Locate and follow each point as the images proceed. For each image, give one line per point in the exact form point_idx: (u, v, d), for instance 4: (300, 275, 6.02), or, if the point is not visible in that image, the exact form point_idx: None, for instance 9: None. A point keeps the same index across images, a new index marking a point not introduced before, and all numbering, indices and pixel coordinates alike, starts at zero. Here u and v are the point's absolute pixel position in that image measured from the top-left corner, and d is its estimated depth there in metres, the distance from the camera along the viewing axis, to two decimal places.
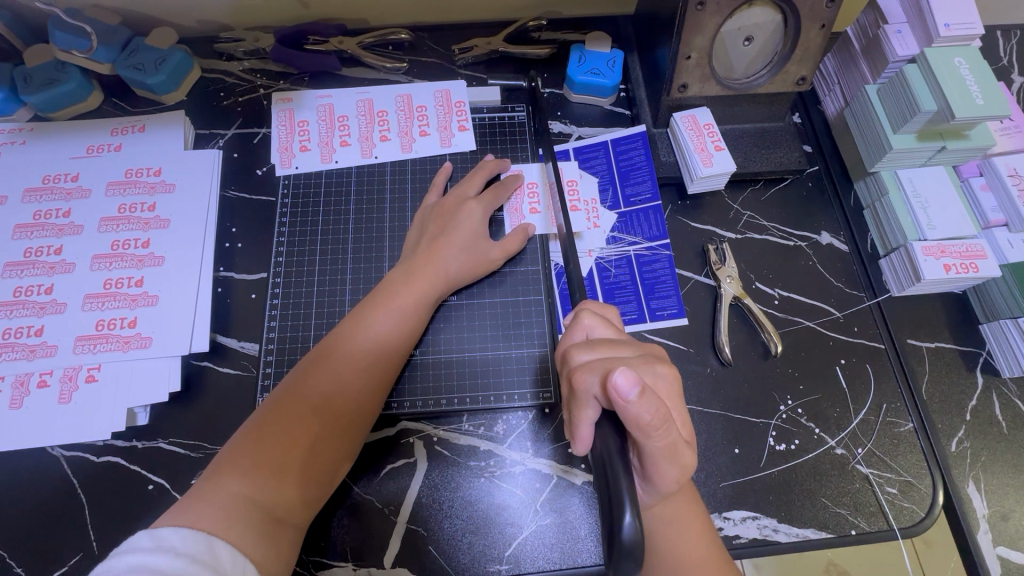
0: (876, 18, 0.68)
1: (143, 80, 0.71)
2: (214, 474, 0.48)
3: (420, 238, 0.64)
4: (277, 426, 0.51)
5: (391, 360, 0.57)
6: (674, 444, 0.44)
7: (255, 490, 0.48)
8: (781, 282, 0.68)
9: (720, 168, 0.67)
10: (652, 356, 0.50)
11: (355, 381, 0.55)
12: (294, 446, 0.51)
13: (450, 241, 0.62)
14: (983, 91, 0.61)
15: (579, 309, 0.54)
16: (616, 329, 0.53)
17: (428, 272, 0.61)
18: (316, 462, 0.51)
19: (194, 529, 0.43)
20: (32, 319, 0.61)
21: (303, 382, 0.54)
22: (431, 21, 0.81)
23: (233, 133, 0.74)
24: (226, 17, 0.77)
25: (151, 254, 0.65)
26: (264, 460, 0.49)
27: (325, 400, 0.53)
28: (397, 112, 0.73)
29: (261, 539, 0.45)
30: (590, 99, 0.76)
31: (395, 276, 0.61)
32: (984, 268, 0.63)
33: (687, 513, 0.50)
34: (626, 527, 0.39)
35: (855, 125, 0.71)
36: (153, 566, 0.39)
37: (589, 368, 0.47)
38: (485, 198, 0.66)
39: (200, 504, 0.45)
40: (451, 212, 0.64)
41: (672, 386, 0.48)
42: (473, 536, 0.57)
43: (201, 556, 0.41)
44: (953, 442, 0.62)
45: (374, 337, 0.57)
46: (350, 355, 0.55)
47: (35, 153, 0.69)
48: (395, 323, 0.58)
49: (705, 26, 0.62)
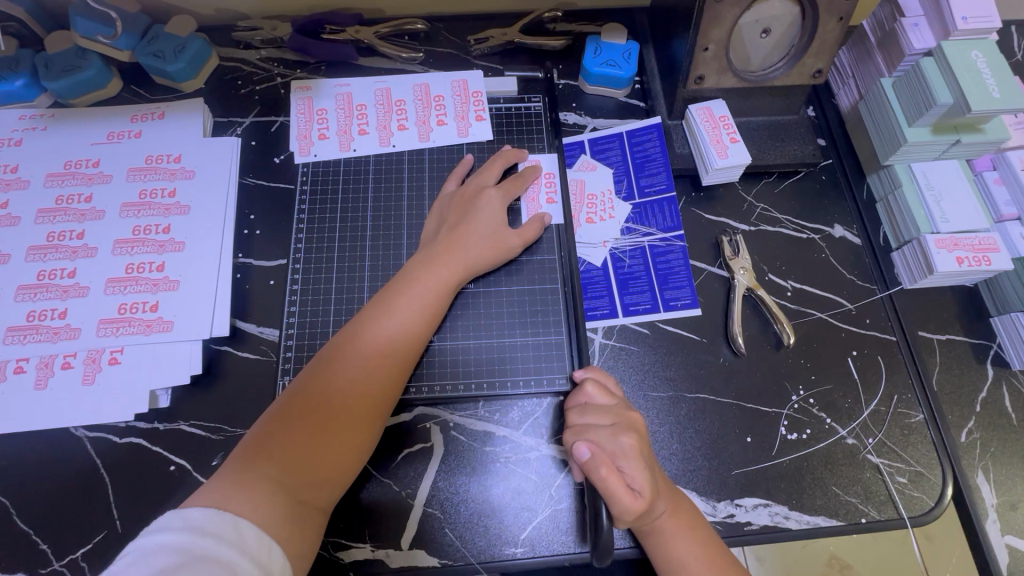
0: (892, 11, 0.68)
1: (162, 68, 0.72)
2: (244, 455, 0.50)
3: (440, 226, 0.65)
4: (303, 414, 0.52)
5: (412, 347, 0.58)
6: (614, 496, 0.50)
7: (280, 471, 0.49)
8: (794, 274, 0.68)
9: (735, 160, 0.67)
10: (624, 426, 0.55)
11: (378, 368, 0.56)
12: (320, 433, 0.52)
13: (470, 229, 0.63)
14: (1000, 84, 0.61)
15: (583, 375, 0.59)
16: (614, 396, 0.58)
17: (447, 260, 0.61)
18: (341, 448, 0.52)
19: (221, 510, 0.45)
20: (56, 303, 0.62)
21: (327, 369, 0.55)
22: (447, 11, 0.81)
23: (251, 121, 0.75)
24: (244, 6, 0.77)
25: (172, 240, 0.66)
26: (292, 447, 0.51)
27: (349, 387, 0.54)
28: (415, 102, 0.74)
29: (283, 521, 0.47)
30: (604, 91, 0.76)
31: (413, 264, 0.62)
32: (997, 261, 0.64)
33: (681, 530, 0.53)
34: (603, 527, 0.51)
35: (869, 118, 0.71)
36: (180, 545, 0.41)
37: (572, 431, 0.55)
38: (504, 188, 0.66)
39: (228, 487, 0.47)
40: (471, 200, 0.65)
41: (635, 455, 0.52)
42: (488, 519, 0.58)
43: (226, 535, 0.43)
44: (963, 433, 0.62)
45: (396, 324, 0.57)
46: (373, 343, 0.56)
47: (57, 139, 0.70)
48: (416, 310, 0.59)
49: (723, 18, 0.62)
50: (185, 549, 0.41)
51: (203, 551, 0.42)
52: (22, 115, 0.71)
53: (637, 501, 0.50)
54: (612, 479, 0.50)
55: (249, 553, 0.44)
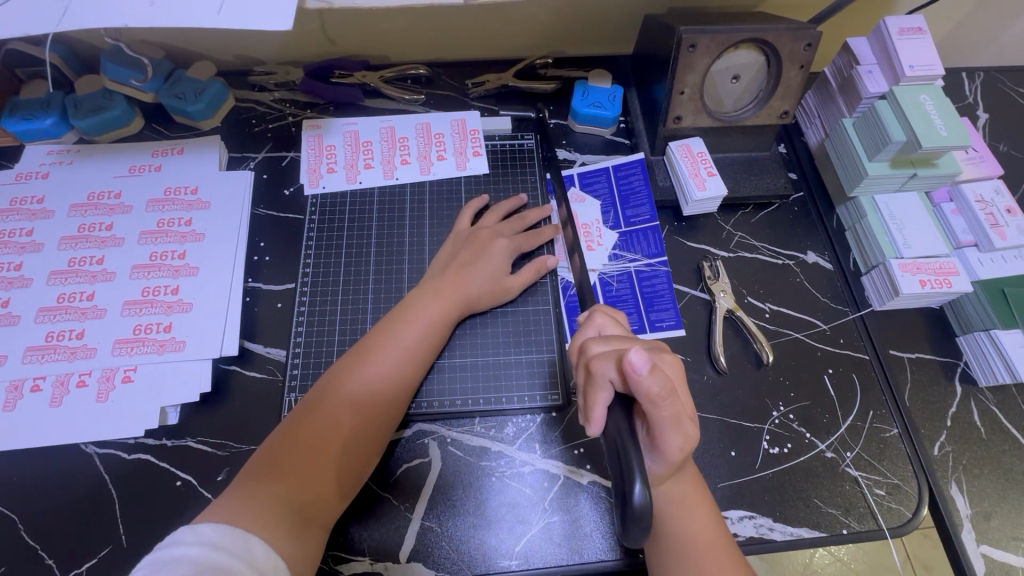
0: (849, 59, 0.74)
1: (183, 108, 0.77)
2: (253, 472, 0.53)
3: (448, 263, 0.69)
4: (309, 432, 0.55)
5: (414, 372, 0.61)
6: (679, 415, 0.49)
7: (288, 491, 0.51)
8: (771, 297, 0.73)
9: (712, 192, 0.73)
10: (659, 347, 0.56)
11: (381, 390, 0.59)
12: (327, 451, 0.55)
13: (476, 270, 0.68)
14: (946, 124, 0.67)
15: (592, 310, 0.61)
16: (624, 329, 0.60)
17: (449, 292, 0.66)
18: (346, 465, 0.55)
19: (231, 527, 0.47)
20: (74, 324, 0.66)
21: (333, 390, 0.58)
22: (447, 58, 0.89)
23: (263, 156, 0.80)
24: (261, 53, 0.84)
25: (187, 265, 0.70)
26: (299, 464, 0.53)
27: (354, 406, 0.57)
28: (417, 139, 0.80)
29: (290, 538, 0.49)
30: (592, 130, 0.83)
31: (418, 293, 0.66)
32: (957, 284, 0.69)
33: (693, 492, 0.54)
34: (637, 494, 0.43)
35: (834, 154, 0.77)
36: (195, 557, 0.43)
37: (605, 357, 0.52)
38: (516, 240, 0.71)
39: (237, 504, 0.49)
40: (482, 245, 0.70)
41: (677, 374, 0.54)
42: (483, 532, 0.60)
43: (239, 551, 0.45)
44: (935, 447, 0.66)
45: (400, 349, 0.61)
46: (379, 366, 0.59)
47: (83, 172, 0.75)
48: (419, 337, 0.62)
49: (696, 66, 0.69)
50: (199, 561, 0.43)
51: (214, 564, 0.43)
52: (50, 151, 0.76)
53: (692, 426, 0.51)
54: (675, 400, 0.48)
55: (260, 571, 0.46)
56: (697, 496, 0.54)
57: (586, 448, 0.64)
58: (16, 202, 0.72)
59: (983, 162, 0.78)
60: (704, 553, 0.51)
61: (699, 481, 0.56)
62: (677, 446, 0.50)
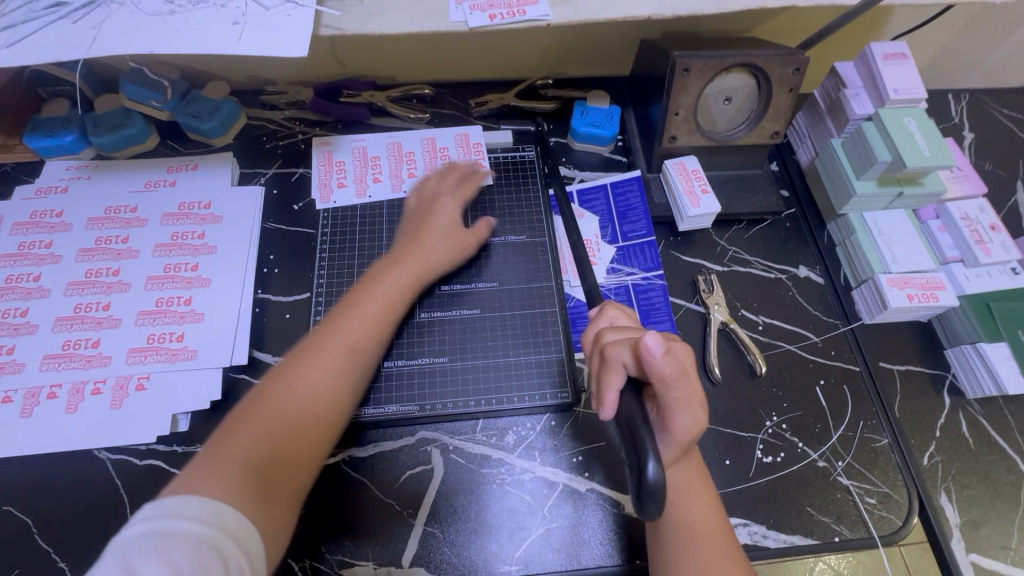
0: (837, 82, 0.77)
1: (197, 126, 0.81)
2: (222, 435, 0.51)
3: (403, 232, 0.72)
4: (287, 397, 0.55)
5: (378, 336, 0.63)
6: (690, 397, 0.51)
7: (255, 450, 0.50)
8: (764, 310, 0.75)
9: (706, 209, 0.76)
10: (671, 336, 0.58)
11: (347, 353, 0.60)
12: (293, 410, 0.54)
13: (431, 231, 0.71)
14: (930, 145, 0.70)
15: (604, 303, 0.63)
16: (635, 321, 0.62)
17: (410, 258, 0.68)
18: (310, 426, 0.55)
19: (196, 495, 0.45)
20: (90, 333, 0.68)
21: (300, 355, 0.58)
22: (451, 78, 0.92)
23: (273, 172, 0.83)
24: (272, 74, 0.88)
25: (199, 276, 0.73)
26: (266, 424, 0.52)
27: (320, 368, 0.57)
28: (422, 154, 0.83)
29: (259, 500, 0.47)
30: (591, 148, 0.86)
31: (381, 264, 0.68)
32: (944, 298, 0.71)
33: (697, 481, 0.56)
34: (652, 472, 0.46)
35: (825, 172, 0.80)
36: (160, 529, 0.41)
37: (621, 343, 0.54)
38: (457, 195, 0.76)
39: (203, 468, 0.47)
40: (428, 208, 0.74)
41: (690, 360, 0.56)
42: (484, 538, 0.62)
43: (207, 517, 0.43)
44: (925, 457, 0.67)
45: (364, 314, 0.63)
46: (344, 331, 0.61)
47: (100, 187, 0.78)
48: (383, 303, 0.64)
49: (690, 88, 0.72)
50: (165, 532, 0.41)
51: (182, 532, 0.42)
52: (69, 166, 0.79)
53: (703, 410, 0.53)
54: (687, 382, 0.51)
55: (233, 536, 0.44)
56: (700, 487, 0.56)
57: (586, 456, 0.66)
58: (37, 215, 0.75)
59: (968, 180, 0.80)
60: (706, 545, 0.52)
61: (704, 473, 0.57)
62: (688, 427, 0.51)
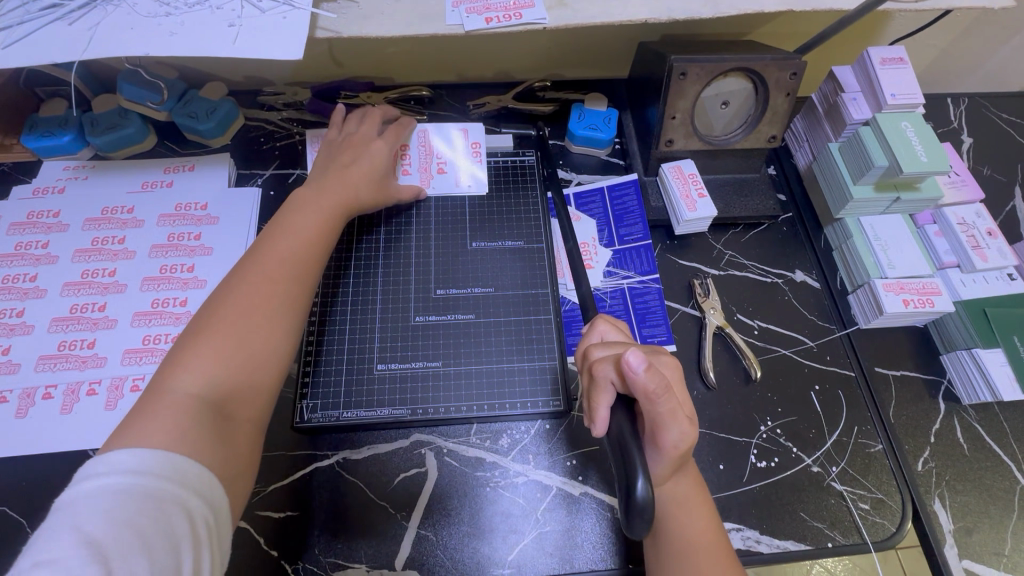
0: (835, 87, 0.77)
1: (194, 127, 0.80)
2: (160, 382, 0.49)
3: (329, 163, 0.71)
4: (225, 343, 0.52)
5: (312, 257, 0.61)
6: (676, 410, 0.51)
7: (202, 388, 0.49)
8: (760, 314, 0.75)
9: (703, 213, 0.76)
10: (657, 349, 0.58)
11: (276, 273, 0.57)
12: (230, 340, 0.52)
13: (359, 166, 0.70)
14: (927, 151, 0.70)
15: (595, 318, 0.63)
16: (626, 334, 0.62)
17: (336, 186, 0.68)
18: (253, 347, 0.53)
19: (149, 450, 0.43)
20: (85, 334, 0.68)
21: (228, 288, 0.56)
22: (448, 80, 0.92)
23: (271, 173, 0.83)
24: (270, 75, 0.88)
25: (195, 277, 0.73)
26: (204, 357, 0.50)
27: (249, 293, 0.55)
28: (418, 147, 0.81)
29: (218, 444, 0.47)
30: (589, 151, 0.86)
31: (304, 193, 0.67)
32: (940, 303, 0.71)
33: (694, 493, 0.56)
34: (640, 491, 0.47)
35: (822, 176, 0.80)
36: (116, 489, 0.40)
37: (606, 359, 0.54)
38: (387, 137, 0.75)
39: (147, 421, 0.45)
40: (360, 146, 0.72)
41: (677, 374, 0.56)
42: (477, 541, 0.62)
43: (167, 472, 0.42)
44: (919, 462, 0.67)
45: (292, 238, 0.61)
46: (273, 255, 0.59)
47: (97, 187, 0.78)
48: (311, 226, 0.63)
49: (687, 92, 0.72)
50: (123, 491, 0.40)
51: (142, 490, 0.41)
52: (67, 166, 0.80)
53: (692, 426, 0.53)
54: (672, 396, 0.51)
55: (195, 490, 0.43)
56: (695, 494, 0.56)
57: (580, 460, 0.66)
58: (33, 216, 0.75)
59: (965, 186, 0.80)
60: (704, 554, 0.52)
61: (701, 485, 0.57)
62: (676, 442, 0.52)
